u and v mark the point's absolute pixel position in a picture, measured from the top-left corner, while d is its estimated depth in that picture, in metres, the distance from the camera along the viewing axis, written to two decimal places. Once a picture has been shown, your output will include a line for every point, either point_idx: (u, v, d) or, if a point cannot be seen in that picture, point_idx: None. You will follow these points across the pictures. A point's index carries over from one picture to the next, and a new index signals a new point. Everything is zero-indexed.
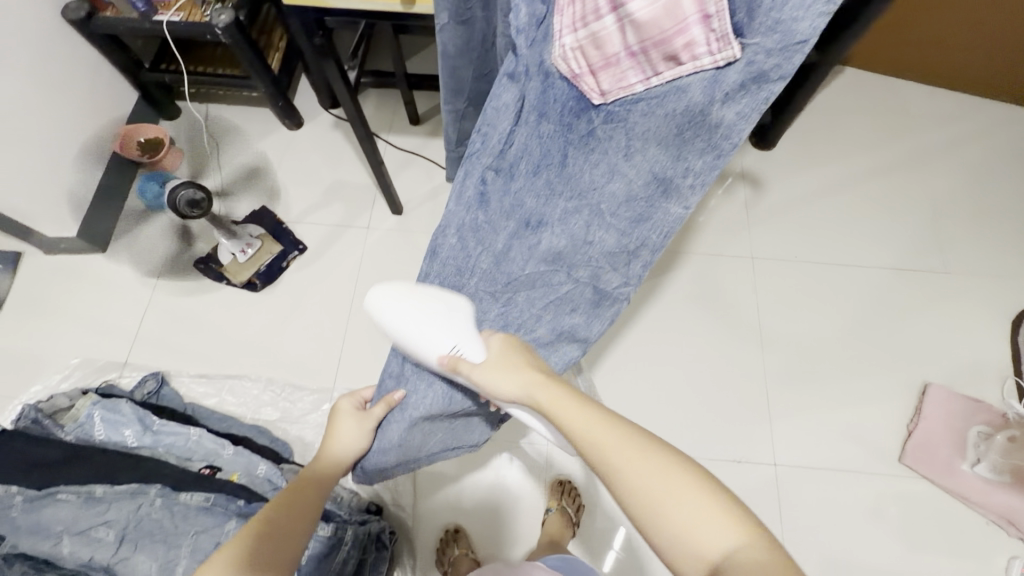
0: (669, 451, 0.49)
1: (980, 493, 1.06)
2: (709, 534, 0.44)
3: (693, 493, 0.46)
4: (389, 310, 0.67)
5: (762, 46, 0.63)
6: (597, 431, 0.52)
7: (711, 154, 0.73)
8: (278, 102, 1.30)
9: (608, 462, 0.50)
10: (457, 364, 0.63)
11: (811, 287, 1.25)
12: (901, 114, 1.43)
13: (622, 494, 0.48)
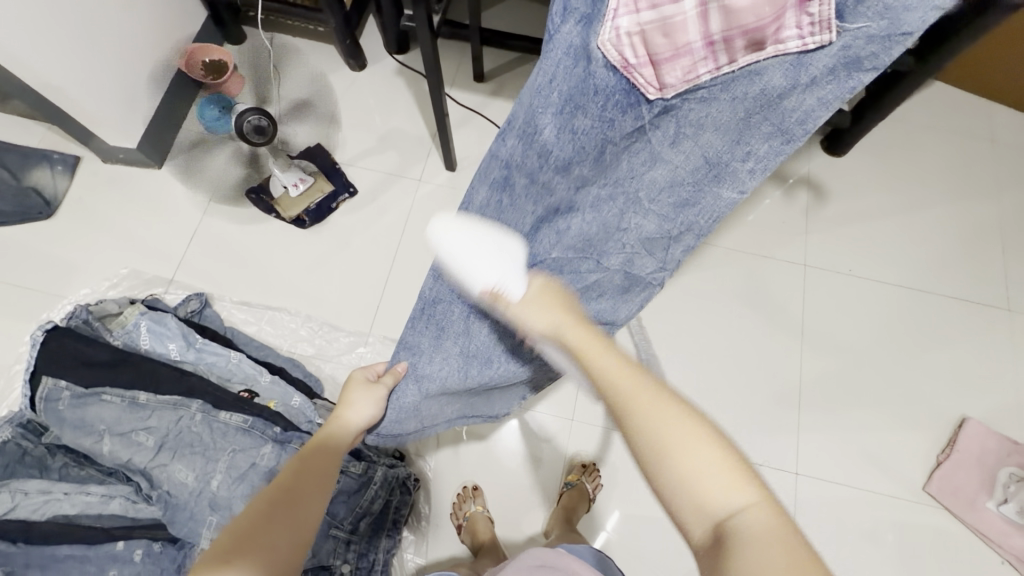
0: (698, 415, 0.47)
1: (1001, 534, 1.05)
2: (717, 490, 0.43)
3: (708, 448, 0.45)
4: (449, 241, 0.68)
5: (878, 20, 0.49)
6: (626, 384, 0.50)
7: (778, 139, 0.60)
8: (346, 40, 1.28)
9: (629, 402, 0.48)
10: (499, 298, 0.63)
11: (860, 304, 1.22)
12: (985, 138, 1.36)
13: (635, 436, 0.47)
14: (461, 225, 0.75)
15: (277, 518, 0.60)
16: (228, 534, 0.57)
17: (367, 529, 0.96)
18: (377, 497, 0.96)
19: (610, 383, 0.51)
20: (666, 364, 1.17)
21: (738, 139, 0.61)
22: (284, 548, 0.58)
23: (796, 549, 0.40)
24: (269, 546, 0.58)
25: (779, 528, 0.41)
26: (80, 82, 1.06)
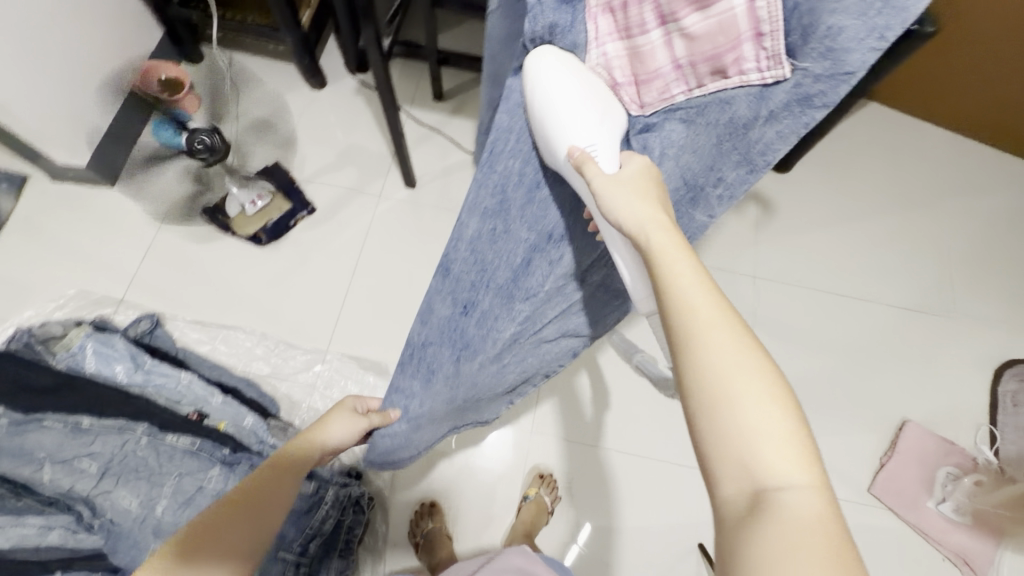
0: (769, 366, 0.44)
1: (941, 531, 1.09)
2: (771, 456, 0.39)
3: (773, 406, 0.41)
4: (548, 70, 0.62)
5: (821, 62, 0.57)
6: (704, 312, 0.45)
7: (745, 168, 0.69)
8: (304, 59, 1.29)
9: (700, 330, 0.44)
10: (585, 163, 0.57)
11: (806, 313, 1.27)
12: (918, 154, 1.45)
13: (691, 372, 0.43)
14: (444, 269, 0.71)
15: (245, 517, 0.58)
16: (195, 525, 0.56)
17: (318, 550, 0.95)
18: (328, 516, 0.96)
19: (685, 313, 0.46)
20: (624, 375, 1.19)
21: (716, 160, 0.68)
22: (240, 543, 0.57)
23: (839, 540, 0.36)
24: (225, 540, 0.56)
25: (827, 516, 0.37)
26: (27, 101, 1.04)
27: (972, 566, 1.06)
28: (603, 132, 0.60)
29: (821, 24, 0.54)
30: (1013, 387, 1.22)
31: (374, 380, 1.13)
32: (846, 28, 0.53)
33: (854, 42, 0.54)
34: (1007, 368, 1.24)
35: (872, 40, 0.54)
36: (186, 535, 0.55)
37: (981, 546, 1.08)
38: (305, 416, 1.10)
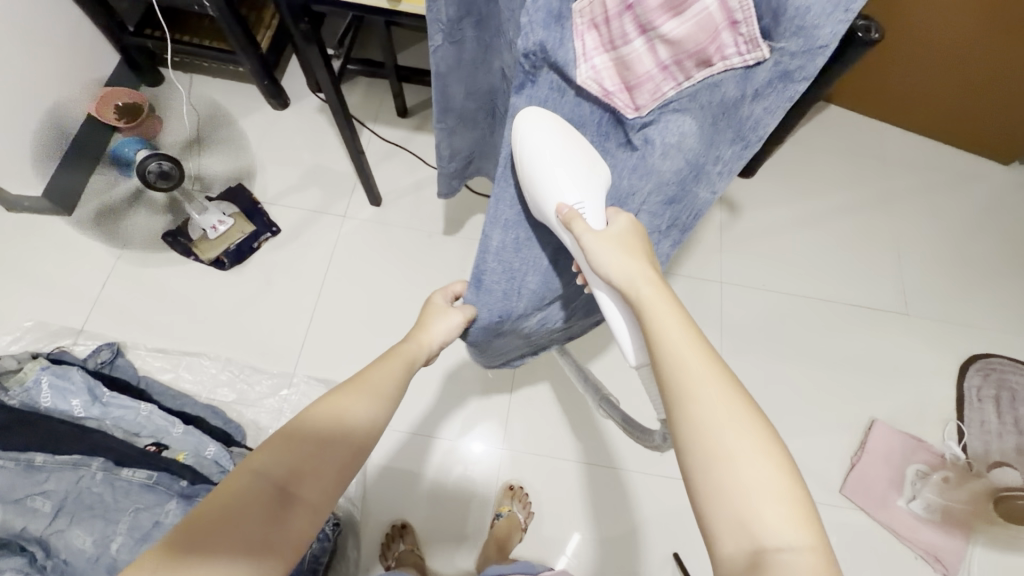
0: (762, 423, 0.44)
1: (912, 529, 1.10)
2: (769, 517, 0.40)
3: (768, 465, 0.42)
4: (531, 134, 0.57)
5: (795, 38, 0.48)
6: (696, 371, 0.46)
7: (738, 145, 0.59)
8: (264, 81, 1.28)
9: (695, 389, 0.45)
10: (575, 220, 0.55)
11: (774, 316, 1.29)
12: (877, 154, 1.48)
13: (687, 433, 0.44)
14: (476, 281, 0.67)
15: (359, 385, 0.54)
16: (297, 432, 0.49)
17: None
18: None
19: (679, 372, 0.47)
20: None
21: (710, 145, 0.59)
22: (350, 462, 0.50)
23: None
24: (331, 451, 0.49)
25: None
26: None
27: (944, 564, 1.07)
28: (594, 188, 0.57)
29: (783, 2, 0.46)
30: (977, 381, 1.24)
31: None
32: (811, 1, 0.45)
33: (821, 15, 0.46)
34: (972, 363, 1.26)
35: (838, 13, 0.46)
36: (271, 440, 0.48)
37: (953, 543, 1.09)
38: None
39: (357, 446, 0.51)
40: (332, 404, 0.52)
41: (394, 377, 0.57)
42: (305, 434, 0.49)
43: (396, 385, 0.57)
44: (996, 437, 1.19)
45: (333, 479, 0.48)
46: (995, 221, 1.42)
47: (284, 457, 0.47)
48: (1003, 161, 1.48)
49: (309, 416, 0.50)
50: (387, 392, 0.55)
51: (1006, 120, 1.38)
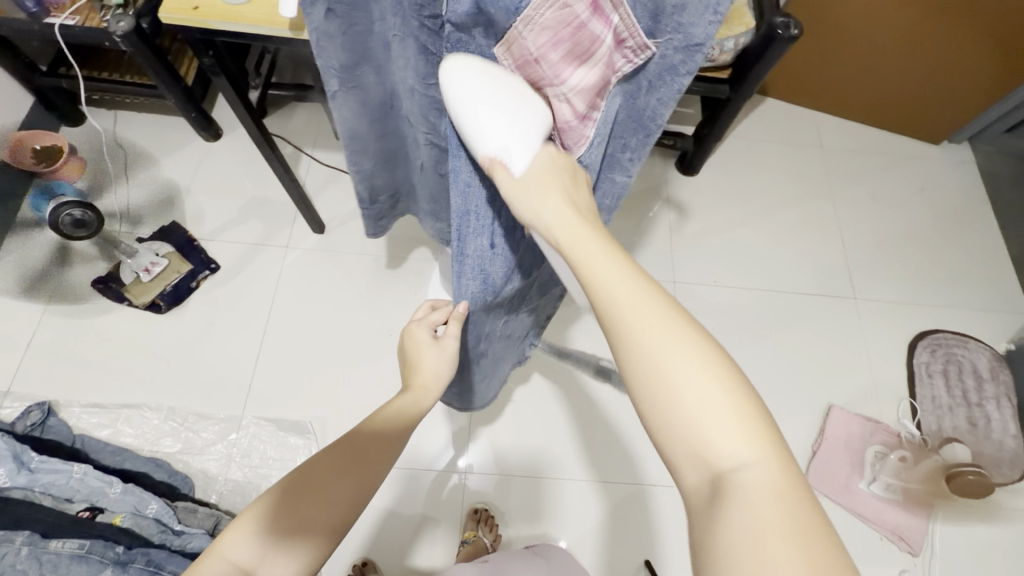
0: (708, 341, 0.38)
1: (875, 511, 1.12)
2: (719, 437, 0.35)
3: (715, 382, 0.36)
4: (460, 82, 0.44)
5: (675, 35, 0.42)
6: (623, 288, 0.39)
7: (641, 131, 0.53)
8: (192, 113, 1.23)
9: (622, 309, 0.39)
10: (496, 169, 0.45)
11: (728, 311, 1.30)
12: (815, 144, 1.52)
13: (625, 358, 0.38)
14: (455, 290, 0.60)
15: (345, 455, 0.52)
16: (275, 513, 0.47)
17: None
18: None
19: (608, 291, 0.39)
20: (555, 398, 1.18)
21: (624, 134, 0.54)
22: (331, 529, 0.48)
23: (800, 514, 0.32)
24: (313, 524, 0.47)
25: (793, 494, 0.33)
26: None
27: (908, 542, 1.09)
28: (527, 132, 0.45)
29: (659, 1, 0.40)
30: (925, 358, 1.27)
31: (295, 442, 1.07)
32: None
33: (697, 14, 0.40)
34: (920, 340, 1.29)
35: (708, 15, 0.40)
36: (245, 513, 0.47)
37: (915, 520, 1.11)
38: (222, 490, 1.04)
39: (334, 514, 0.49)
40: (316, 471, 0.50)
41: (383, 436, 0.55)
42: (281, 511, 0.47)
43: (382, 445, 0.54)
44: (947, 411, 1.22)
45: (315, 546, 0.47)
46: (930, 199, 1.47)
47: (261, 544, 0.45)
48: (932, 141, 1.53)
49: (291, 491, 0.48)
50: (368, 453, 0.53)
51: (929, 101, 1.43)
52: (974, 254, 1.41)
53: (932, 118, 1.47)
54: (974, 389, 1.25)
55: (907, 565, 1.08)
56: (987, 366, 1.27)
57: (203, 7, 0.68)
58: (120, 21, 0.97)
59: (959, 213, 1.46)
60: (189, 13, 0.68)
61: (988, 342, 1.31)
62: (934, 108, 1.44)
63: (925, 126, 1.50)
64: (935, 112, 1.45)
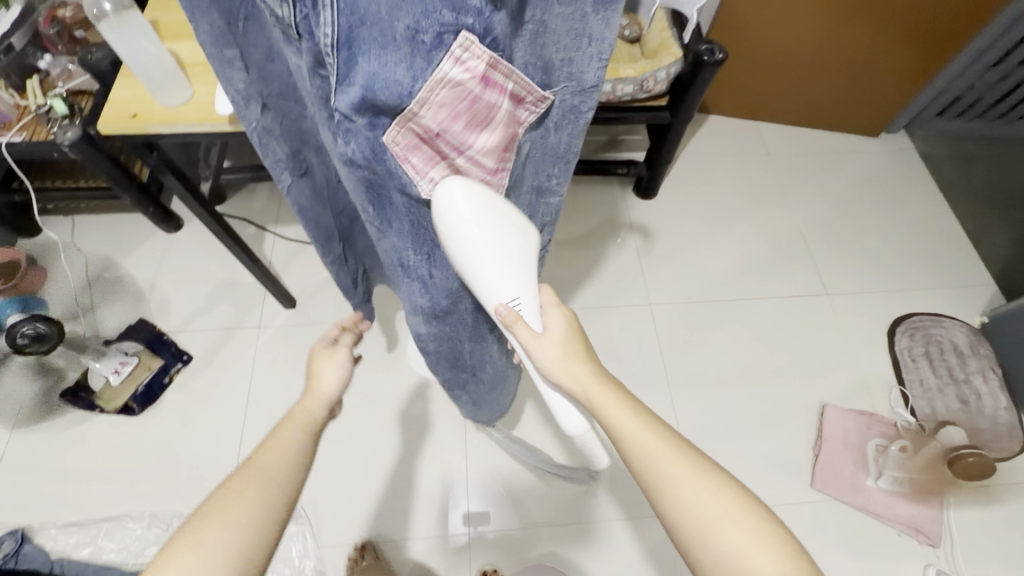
0: (736, 487, 0.50)
1: (887, 506, 1.10)
2: (758, 565, 0.47)
3: (742, 521, 0.48)
4: (467, 220, 0.52)
5: (569, 82, 0.51)
6: (658, 455, 0.52)
7: (559, 163, 0.60)
8: (149, 208, 1.22)
9: (665, 474, 0.51)
10: (515, 322, 0.59)
11: (707, 324, 1.31)
12: (761, 152, 1.58)
13: (669, 515, 0.50)
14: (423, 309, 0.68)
15: (251, 483, 0.52)
16: (211, 564, 0.47)
17: None
18: None
19: (638, 447, 0.53)
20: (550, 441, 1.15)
21: (546, 170, 0.61)
22: (267, 548, 0.51)
23: None
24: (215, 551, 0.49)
25: None
26: None
27: (926, 534, 1.07)
28: (526, 280, 0.59)
29: (551, 59, 0.48)
30: (906, 343, 1.29)
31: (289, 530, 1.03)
32: (566, 44, 0.48)
33: (585, 64, 0.50)
34: (897, 326, 1.31)
35: (596, 59, 0.50)
36: (162, 567, 0.47)
37: (927, 510, 1.09)
38: None
39: (264, 536, 0.50)
40: (238, 517, 0.50)
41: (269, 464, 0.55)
42: (213, 559, 0.48)
43: (291, 462, 0.55)
44: (937, 393, 1.23)
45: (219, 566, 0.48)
46: (879, 189, 1.53)
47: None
48: (869, 134, 1.61)
49: (210, 538, 0.48)
50: (279, 475, 0.54)
51: (862, 98, 1.51)
52: (930, 236, 1.46)
53: (868, 114, 1.55)
54: (958, 366, 1.26)
55: (929, 558, 1.06)
56: (967, 341, 1.29)
57: (141, 113, 0.69)
58: (67, 131, 0.97)
59: (907, 199, 1.52)
60: (128, 120, 0.69)
61: (963, 318, 1.33)
62: (868, 104, 1.52)
63: (863, 121, 1.57)
64: (870, 108, 1.53)
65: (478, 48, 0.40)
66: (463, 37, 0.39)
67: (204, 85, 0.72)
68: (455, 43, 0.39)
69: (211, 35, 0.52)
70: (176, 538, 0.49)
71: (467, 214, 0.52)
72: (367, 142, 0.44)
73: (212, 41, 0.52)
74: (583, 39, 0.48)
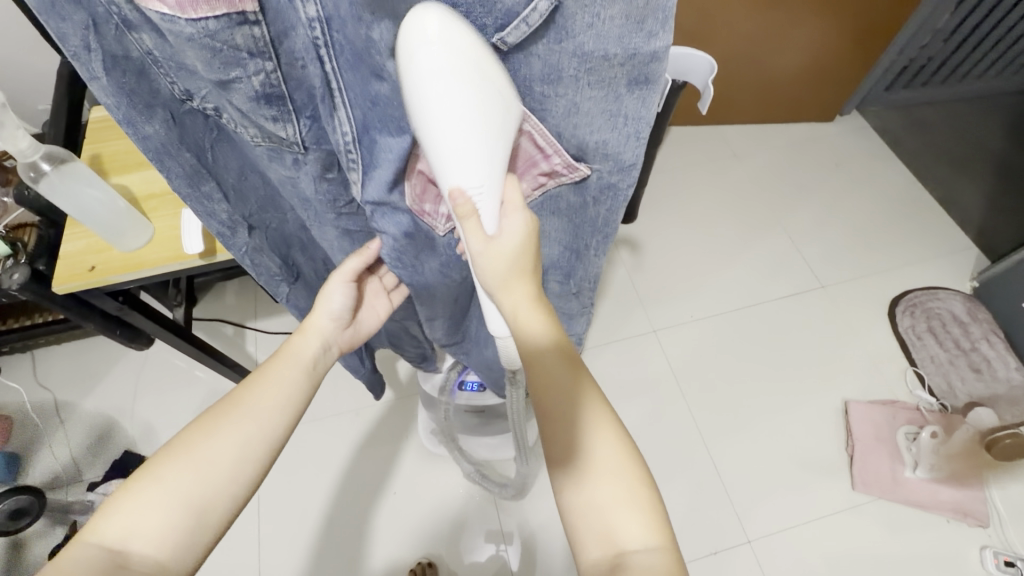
0: (628, 448, 0.47)
1: (930, 495, 1.09)
2: (631, 524, 0.44)
3: (624, 476, 0.45)
4: (431, 69, 0.37)
5: (606, 161, 0.51)
6: (559, 376, 0.48)
7: (599, 233, 0.61)
8: (117, 330, 1.08)
9: (564, 399, 0.48)
10: (467, 216, 0.46)
11: (714, 340, 1.29)
12: (727, 154, 1.58)
13: (557, 450, 0.47)
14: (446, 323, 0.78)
15: (229, 421, 0.52)
16: (176, 501, 0.47)
17: None
18: None
19: (541, 361, 0.49)
20: None
21: (578, 233, 0.63)
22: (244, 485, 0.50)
23: None
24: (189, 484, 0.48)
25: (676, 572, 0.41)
26: None
27: (974, 516, 1.06)
28: (494, 169, 0.44)
29: (583, 139, 0.49)
30: (908, 321, 1.29)
31: None
32: (599, 126, 0.47)
33: (621, 145, 0.48)
34: (896, 306, 1.32)
35: (633, 138, 0.47)
36: (127, 501, 0.46)
37: (971, 492, 1.08)
38: None
39: (236, 481, 0.50)
40: (208, 458, 0.49)
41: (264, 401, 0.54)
42: (179, 496, 0.47)
43: (276, 403, 0.55)
44: (950, 367, 1.24)
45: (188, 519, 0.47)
46: (847, 172, 1.55)
47: (171, 537, 0.46)
48: (825, 119, 1.64)
49: (175, 475, 0.48)
50: (262, 420, 0.53)
51: (814, 87, 1.53)
52: (905, 209, 1.48)
53: (821, 101, 1.58)
54: (962, 336, 1.27)
55: (982, 540, 1.05)
56: (965, 309, 1.30)
57: (101, 264, 0.63)
58: (13, 273, 0.84)
59: (876, 174, 1.55)
60: (87, 275, 0.63)
61: (955, 286, 1.35)
62: (819, 94, 1.55)
63: (817, 107, 1.60)
64: (821, 97, 1.56)
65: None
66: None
67: (164, 219, 0.67)
68: None
69: (184, 175, 0.53)
70: (140, 472, 0.48)
71: (442, 53, 0.37)
72: (401, 218, 0.55)
73: (186, 183, 0.53)
74: (617, 119, 0.46)
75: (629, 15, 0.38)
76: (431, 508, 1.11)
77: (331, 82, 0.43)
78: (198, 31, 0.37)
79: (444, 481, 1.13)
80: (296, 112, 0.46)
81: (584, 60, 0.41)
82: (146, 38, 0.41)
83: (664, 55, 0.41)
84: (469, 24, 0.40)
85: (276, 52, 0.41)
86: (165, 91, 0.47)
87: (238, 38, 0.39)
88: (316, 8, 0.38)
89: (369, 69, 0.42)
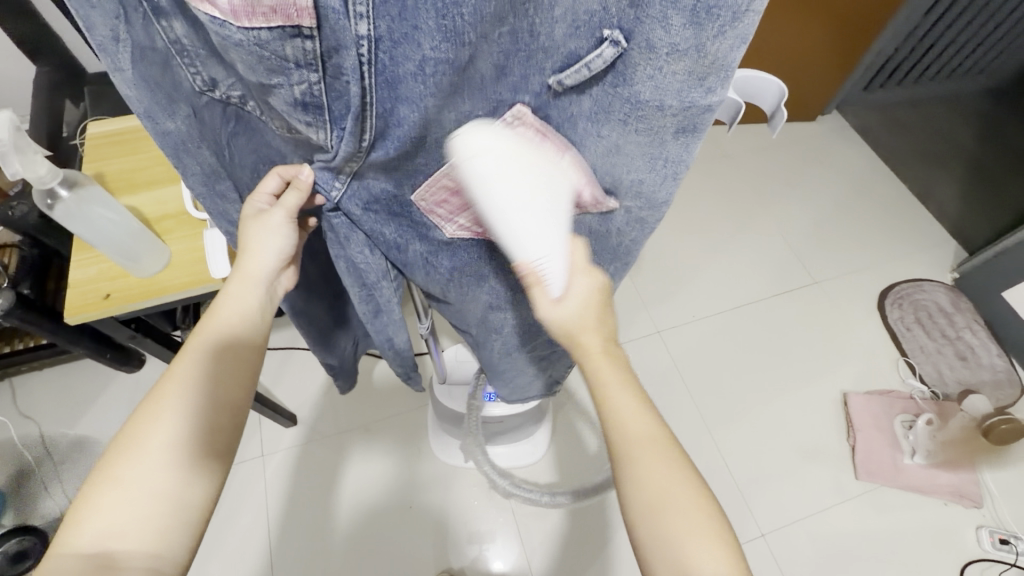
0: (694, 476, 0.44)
1: (928, 479, 1.14)
2: (701, 557, 0.41)
3: (693, 507, 0.43)
4: (491, 175, 0.37)
5: (637, 199, 0.48)
6: (629, 415, 0.45)
7: (618, 262, 0.59)
8: (106, 353, 1.01)
9: (630, 436, 0.44)
10: (533, 286, 0.45)
11: (716, 340, 1.31)
12: (718, 155, 1.61)
13: (624, 484, 0.44)
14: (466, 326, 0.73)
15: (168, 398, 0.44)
16: (142, 503, 0.41)
17: None
18: None
19: (609, 399, 0.45)
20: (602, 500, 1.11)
21: None
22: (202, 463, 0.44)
23: None
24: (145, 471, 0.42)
25: None
26: None
27: (970, 497, 1.11)
28: (563, 241, 0.42)
29: (619, 176, 0.46)
30: (897, 314, 1.35)
31: None
32: (637, 165, 0.44)
33: (657, 185, 0.46)
34: (885, 299, 1.37)
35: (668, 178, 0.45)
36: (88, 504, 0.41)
37: (964, 476, 1.14)
38: None
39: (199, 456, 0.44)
40: (161, 446, 0.43)
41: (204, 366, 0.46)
42: (145, 491, 0.41)
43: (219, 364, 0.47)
44: (936, 355, 1.30)
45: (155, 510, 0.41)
46: (831, 171, 1.61)
47: (152, 528, 0.41)
48: (808, 119, 1.69)
49: (132, 474, 0.42)
50: (204, 385, 0.46)
51: (799, 90, 1.57)
52: (886, 206, 1.54)
53: (805, 102, 1.62)
54: (947, 325, 1.33)
55: (977, 520, 1.10)
56: (948, 299, 1.36)
57: (117, 291, 0.60)
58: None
59: (857, 173, 1.61)
60: (102, 303, 0.59)
61: (938, 279, 1.42)
62: (803, 96, 1.60)
63: (801, 108, 1.64)
64: (804, 99, 1.61)
65: (531, 119, 0.39)
66: (516, 109, 0.39)
67: (180, 242, 0.63)
68: (508, 113, 0.39)
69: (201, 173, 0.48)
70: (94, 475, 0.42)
71: (505, 178, 0.37)
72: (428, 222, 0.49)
73: (202, 180, 0.49)
74: (658, 161, 0.44)
75: (692, 72, 0.36)
76: (451, 519, 1.09)
77: (365, 100, 0.34)
78: (249, 40, 0.31)
79: (458, 493, 1.12)
80: (330, 124, 0.37)
81: (637, 108, 0.38)
82: (179, 27, 0.36)
83: (716, 107, 0.39)
84: (531, 66, 0.37)
85: (324, 64, 0.32)
86: (189, 84, 0.40)
87: (287, 50, 0.31)
88: (368, 27, 0.30)
89: (410, 90, 0.34)
